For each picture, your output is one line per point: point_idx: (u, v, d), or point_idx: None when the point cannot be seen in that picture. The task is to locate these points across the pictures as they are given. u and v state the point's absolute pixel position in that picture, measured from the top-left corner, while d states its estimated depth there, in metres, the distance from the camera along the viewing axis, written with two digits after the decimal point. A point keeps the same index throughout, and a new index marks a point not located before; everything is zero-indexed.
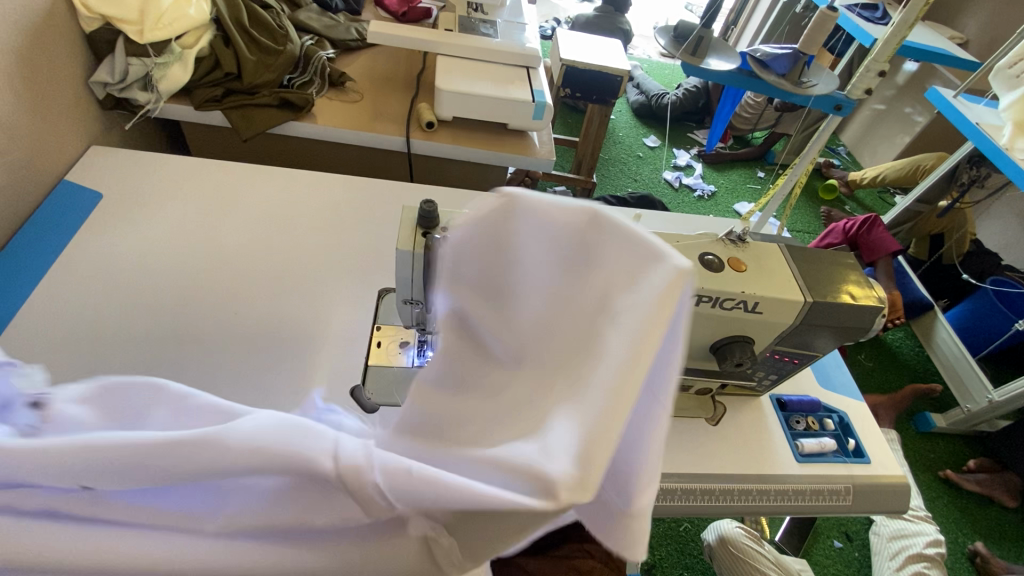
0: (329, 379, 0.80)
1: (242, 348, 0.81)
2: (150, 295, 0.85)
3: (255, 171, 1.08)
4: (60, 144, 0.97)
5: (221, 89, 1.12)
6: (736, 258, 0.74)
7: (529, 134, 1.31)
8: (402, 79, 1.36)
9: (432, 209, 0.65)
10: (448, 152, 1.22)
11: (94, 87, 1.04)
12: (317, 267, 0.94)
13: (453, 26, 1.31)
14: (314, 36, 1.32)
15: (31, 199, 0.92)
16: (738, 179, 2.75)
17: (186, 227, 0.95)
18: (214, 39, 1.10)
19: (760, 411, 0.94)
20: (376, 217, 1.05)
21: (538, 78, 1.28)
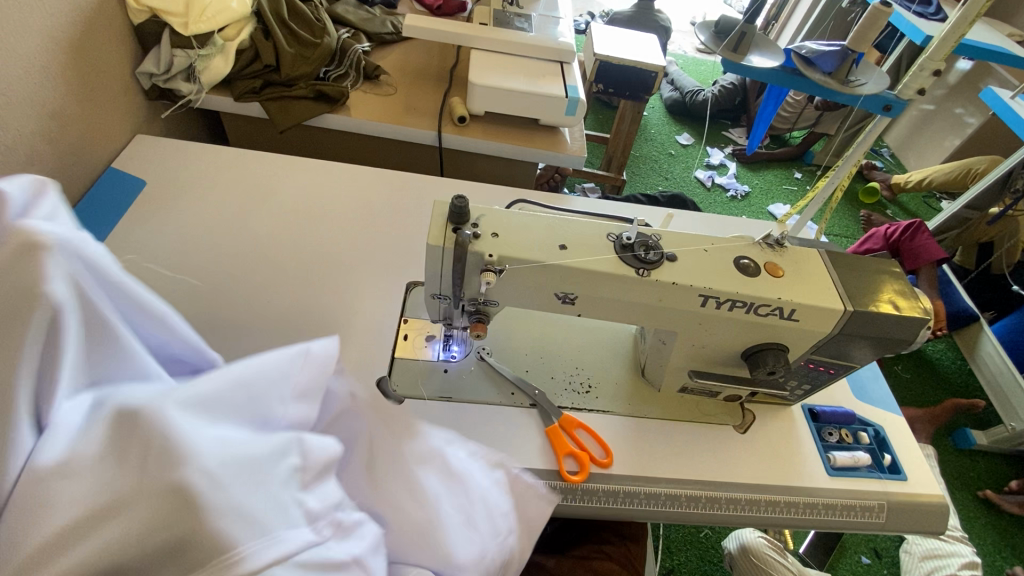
0: (355, 370, 0.82)
1: (273, 336, 0.83)
2: (185, 281, 0.87)
3: (289, 163, 1.10)
4: (106, 133, 1.01)
5: (260, 81, 1.14)
6: (773, 263, 0.72)
7: (561, 130, 1.29)
8: (435, 73, 1.36)
9: (463, 204, 0.64)
10: (478, 147, 1.22)
11: (140, 78, 1.07)
12: (346, 259, 0.96)
13: (488, 20, 1.31)
14: (351, 29, 1.33)
15: (79, 185, 0.96)
16: (774, 180, 2.68)
17: (222, 216, 0.98)
18: (255, 32, 1.12)
19: (791, 420, 0.91)
20: (406, 211, 1.06)
21: (572, 73, 1.26)
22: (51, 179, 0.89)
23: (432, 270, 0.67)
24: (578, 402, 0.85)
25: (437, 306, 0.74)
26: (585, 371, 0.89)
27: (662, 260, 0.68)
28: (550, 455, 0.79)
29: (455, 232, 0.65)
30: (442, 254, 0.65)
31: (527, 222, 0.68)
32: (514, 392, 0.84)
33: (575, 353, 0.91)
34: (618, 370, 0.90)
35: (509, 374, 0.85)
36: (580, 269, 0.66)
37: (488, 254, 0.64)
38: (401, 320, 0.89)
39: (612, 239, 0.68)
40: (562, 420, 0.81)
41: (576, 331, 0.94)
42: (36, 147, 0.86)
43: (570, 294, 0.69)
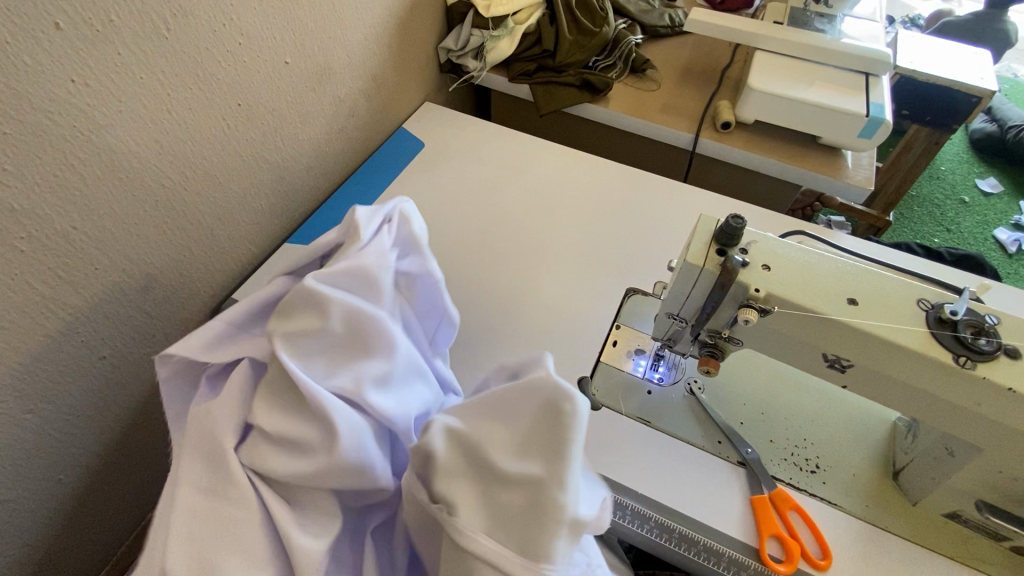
0: (561, 361, 0.82)
1: (496, 307, 0.88)
2: (437, 237, 0.98)
3: (541, 145, 1.14)
4: (406, 97, 1.18)
5: (535, 65, 1.20)
6: None
7: (842, 154, 1.09)
8: (703, 73, 1.26)
9: (740, 224, 0.56)
10: (737, 158, 1.11)
11: (440, 53, 1.22)
12: (574, 250, 0.96)
13: (782, 18, 1.16)
14: (628, 20, 1.30)
15: (378, 138, 1.14)
16: None
17: (476, 185, 1.07)
18: (542, 17, 1.18)
19: None
20: (641, 214, 1.02)
21: (878, 88, 1.04)
22: (360, 131, 1.07)
23: (679, 287, 0.61)
24: (798, 480, 0.72)
25: (666, 325, 0.68)
26: (815, 447, 0.74)
27: (999, 353, 0.51)
28: (752, 531, 0.68)
29: (720, 254, 0.58)
30: (698, 275, 0.59)
31: (811, 262, 0.57)
32: (722, 441, 0.75)
33: (807, 423, 0.76)
34: (859, 460, 0.73)
35: (721, 420, 0.76)
36: (870, 335, 0.53)
37: (754, 289, 0.55)
38: (613, 325, 0.86)
39: (925, 308, 0.54)
40: (775, 494, 0.69)
41: (814, 398, 0.78)
42: (357, 103, 1.04)
43: (844, 360, 0.56)
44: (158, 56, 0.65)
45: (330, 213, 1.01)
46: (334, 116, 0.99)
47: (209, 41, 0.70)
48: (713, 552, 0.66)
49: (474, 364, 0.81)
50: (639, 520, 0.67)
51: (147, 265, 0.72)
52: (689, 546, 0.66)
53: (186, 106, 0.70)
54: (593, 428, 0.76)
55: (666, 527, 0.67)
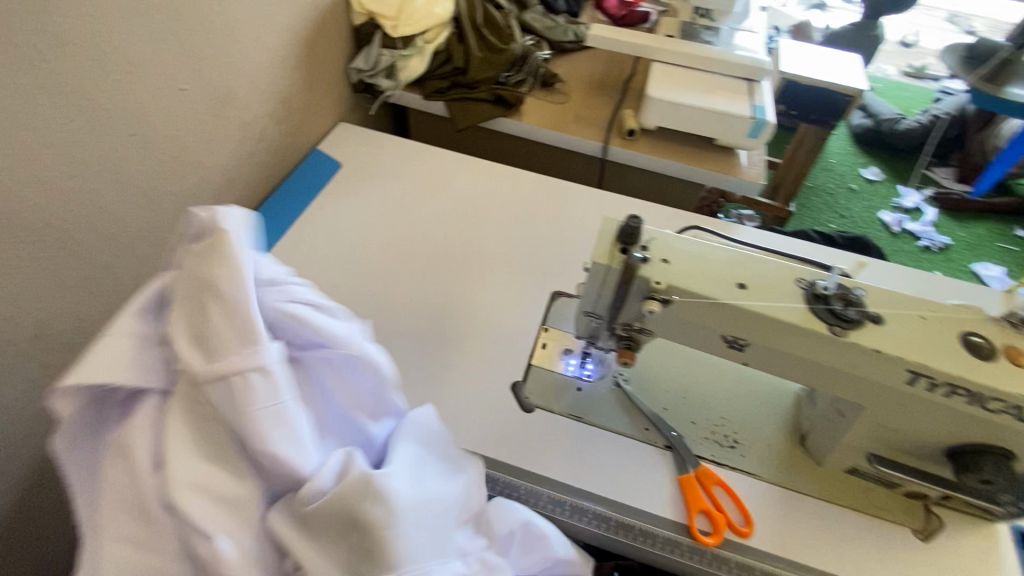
0: (493, 370, 0.83)
1: (425, 322, 0.88)
2: (360, 257, 0.97)
3: (459, 160, 1.16)
4: (318, 119, 1.17)
5: (448, 82, 1.23)
6: (1019, 349, 0.57)
7: (737, 153, 1.19)
8: (608, 84, 1.34)
9: (638, 224, 0.61)
10: (644, 162, 1.18)
11: (351, 73, 1.22)
12: (498, 259, 0.98)
13: (674, 32, 1.26)
14: (535, 37, 1.37)
15: (292, 161, 1.12)
16: (988, 235, 2.19)
17: (397, 202, 1.07)
18: (450, 36, 1.21)
19: (992, 542, 0.73)
20: (560, 219, 1.06)
21: (760, 93, 1.16)
22: (272, 155, 1.05)
23: (591, 286, 0.65)
24: (719, 456, 0.77)
25: (585, 323, 0.72)
26: (731, 424, 0.80)
27: (864, 320, 0.58)
28: (681, 507, 0.72)
29: (624, 252, 0.62)
30: (606, 273, 0.63)
31: (704, 253, 0.62)
32: (649, 428, 0.79)
33: (723, 402, 0.82)
34: (771, 431, 0.80)
35: (646, 408, 0.80)
36: (758, 314, 0.58)
37: (655, 281, 0.60)
38: (541, 327, 0.89)
39: (803, 286, 0.60)
40: (700, 472, 0.74)
41: (728, 378, 0.85)
42: (266, 126, 1.02)
43: (741, 340, 0.62)
44: (32, 89, 0.61)
45: None
46: (243, 141, 0.96)
47: (91, 70, 0.67)
48: (648, 533, 0.70)
49: (405, 380, 0.81)
50: (578, 514, 0.70)
51: (36, 310, 0.67)
52: (626, 531, 0.70)
53: (69, 139, 0.66)
54: (527, 430, 0.78)
55: (604, 517, 0.70)
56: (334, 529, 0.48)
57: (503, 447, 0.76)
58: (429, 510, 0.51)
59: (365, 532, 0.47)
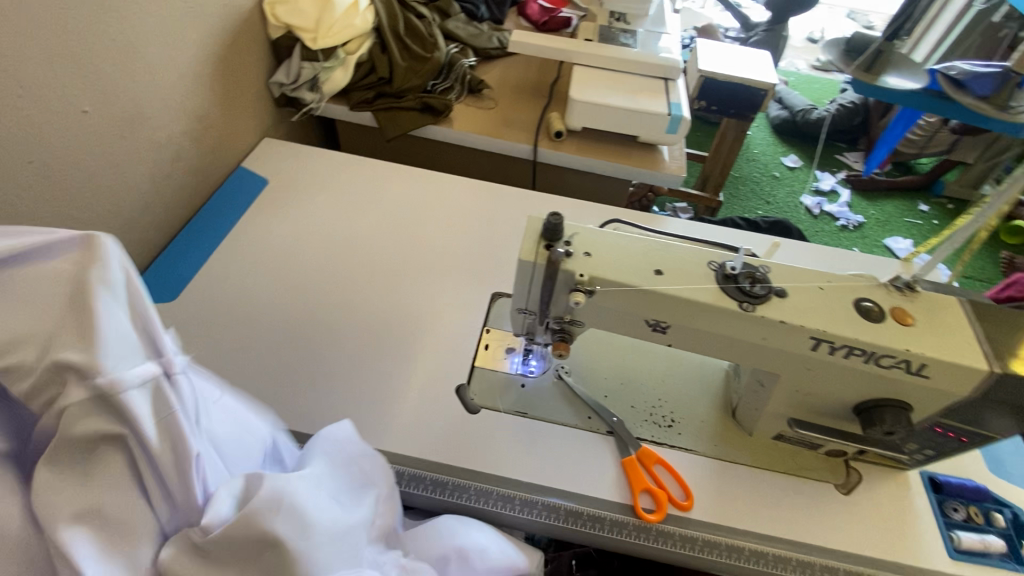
0: (437, 375, 0.84)
1: (365, 333, 0.88)
2: (293, 273, 0.95)
3: (391, 169, 1.16)
4: (241, 135, 1.13)
5: (373, 92, 1.23)
6: (902, 310, 0.63)
7: (659, 148, 1.25)
8: (535, 88, 1.38)
9: (559, 222, 0.63)
10: (574, 162, 1.22)
11: (272, 87, 1.19)
12: (436, 265, 0.99)
13: (592, 36, 1.31)
14: (459, 44, 1.39)
15: (215, 180, 1.08)
16: (894, 211, 2.40)
17: (329, 215, 1.05)
18: (373, 46, 1.22)
19: (905, 488, 0.80)
20: (495, 221, 1.08)
21: (676, 90, 1.22)
22: (192, 174, 1.01)
23: (521, 284, 0.67)
24: (658, 436, 0.81)
25: (521, 320, 0.74)
26: (668, 405, 0.84)
27: (769, 295, 0.63)
28: (625, 488, 0.75)
29: (548, 248, 0.64)
30: (533, 270, 0.65)
31: (623, 243, 0.66)
32: (591, 416, 0.82)
33: (659, 385, 0.86)
34: (705, 407, 0.84)
35: (587, 398, 0.83)
36: (675, 297, 0.62)
37: (579, 274, 0.63)
38: (483, 329, 0.90)
39: (714, 267, 0.64)
40: (641, 453, 0.77)
41: (663, 361, 0.89)
42: (183, 145, 0.98)
43: (663, 322, 0.66)
44: None
45: (167, 265, 0.94)
46: (158, 163, 0.93)
47: None
48: (596, 517, 0.72)
49: (348, 393, 0.80)
50: (528, 507, 0.72)
51: None
52: (575, 518, 0.72)
53: None
54: (473, 430, 0.79)
55: (553, 507, 0.73)
56: (242, 557, 0.48)
57: (449, 450, 0.76)
58: (339, 535, 0.53)
59: (284, 551, 0.48)
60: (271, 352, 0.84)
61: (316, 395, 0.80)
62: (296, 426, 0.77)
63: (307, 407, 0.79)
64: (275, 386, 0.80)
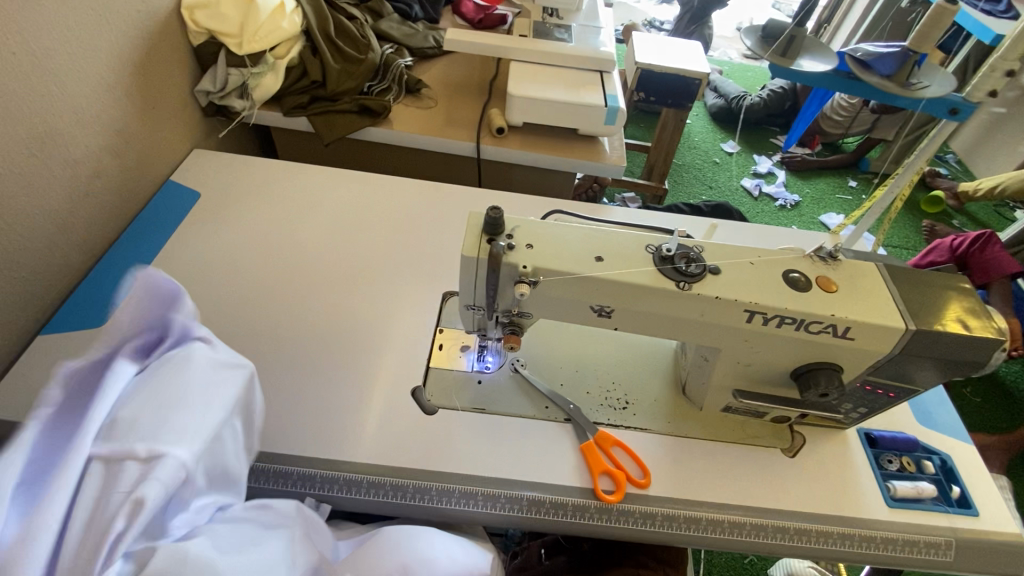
0: (391, 379, 0.83)
1: (314, 343, 0.85)
2: (233, 288, 0.91)
3: (332, 174, 1.14)
4: (167, 147, 1.08)
5: (308, 96, 1.20)
6: (826, 278, 0.67)
7: (600, 140, 1.28)
8: (474, 86, 1.38)
9: (498, 215, 0.64)
10: (517, 157, 1.23)
11: (198, 96, 1.14)
12: (384, 268, 0.98)
13: (527, 32, 1.32)
14: (394, 45, 1.37)
15: (142, 196, 1.03)
16: (826, 188, 2.54)
17: (269, 225, 1.02)
18: (303, 50, 1.18)
19: (845, 445, 0.85)
20: (441, 221, 1.07)
21: (611, 82, 1.25)
22: (115, 192, 0.96)
23: (466, 280, 0.67)
24: (614, 419, 0.83)
25: (471, 317, 0.74)
26: (622, 387, 0.86)
27: (704, 274, 0.65)
28: (585, 472, 0.77)
29: (489, 243, 0.65)
30: (476, 265, 0.65)
31: (563, 233, 0.67)
32: (548, 406, 0.83)
33: (613, 369, 0.88)
34: (657, 387, 0.87)
35: (544, 388, 0.84)
36: (616, 282, 0.64)
37: (522, 266, 0.64)
38: (436, 329, 0.90)
39: (651, 250, 0.67)
40: (598, 436, 0.79)
41: (615, 346, 0.91)
42: (103, 161, 0.92)
43: (607, 307, 0.67)
44: None
45: (94, 290, 0.89)
46: (75, 182, 0.87)
47: None
48: (560, 505, 0.73)
49: (300, 405, 0.78)
50: (490, 501, 0.73)
51: None
52: (537, 507, 0.73)
53: None
54: (431, 432, 0.78)
55: (515, 499, 0.73)
56: None
57: (408, 454, 0.75)
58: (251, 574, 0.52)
59: None
60: None
61: (266, 411, 0.77)
62: None
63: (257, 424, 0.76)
64: None
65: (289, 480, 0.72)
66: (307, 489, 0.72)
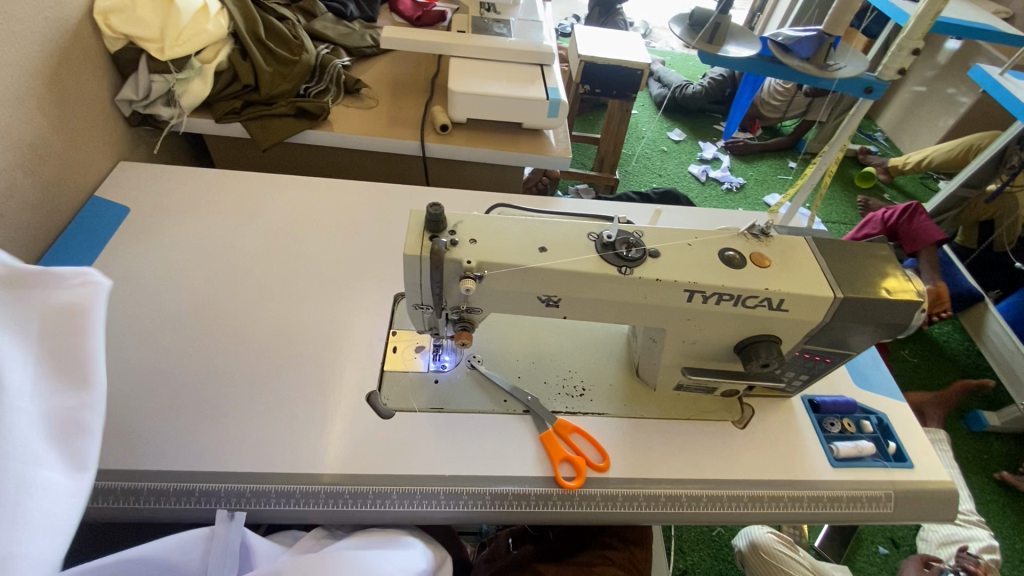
0: (344, 386, 0.81)
1: (261, 355, 0.83)
2: (171, 303, 0.87)
3: (273, 180, 1.10)
4: (89, 161, 1.02)
5: (240, 101, 1.16)
6: (759, 254, 0.70)
7: (546, 133, 1.29)
8: (416, 84, 1.36)
9: (439, 212, 0.64)
10: (464, 154, 1.22)
11: (121, 105, 1.08)
12: (332, 273, 0.96)
13: (466, 28, 1.31)
14: (330, 44, 1.34)
15: (65, 213, 0.97)
16: (768, 170, 2.65)
17: (207, 236, 0.98)
18: (232, 52, 1.14)
19: (791, 413, 0.89)
20: (390, 222, 1.06)
21: (552, 74, 1.26)
22: (34, 211, 0.90)
23: (411, 280, 0.67)
24: (572, 406, 0.84)
25: (421, 317, 0.73)
26: (578, 374, 0.87)
27: (644, 257, 0.67)
28: (546, 462, 0.77)
29: (432, 240, 0.64)
30: (419, 263, 0.64)
31: (505, 225, 0.68)
32: (507, 399, 0.83)
33: (569, 357, 0.89)
34: (612, 371, 0.89)
35: (502, 383, 0.84)
36: (560, 271, 0.65)
37: (466, 261, 0.64)
38: (389, 332, 0.89)
39: (593, 238, 0.68)
40: (557, 424, 0.80)
41: (569, 335, 0.93)
42: (16, 178, 0.86)
43: (555, 296, 0.69)
44: None
45: None
46: None
47: None
48: (522, 495, 0.74)
49: (250, 420, 0.76)
50: (453, 499, 0.73)
51: None
52: (501, 501, 0.73)
53: None
54: (390, 436, 0.77)
55: (479, 494, 0.73)
56: None
57: (366, 459, 0.74)
58: None
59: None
60: (155, 393, 0.77)
61: (213, 429, 0.74)
62: (194, 467, 0.71)
63: (204, 444, 0.73)
64: (166, 428, 0.74)
65: (242, 498, 0.69)
66: (262, 505, 0.69)
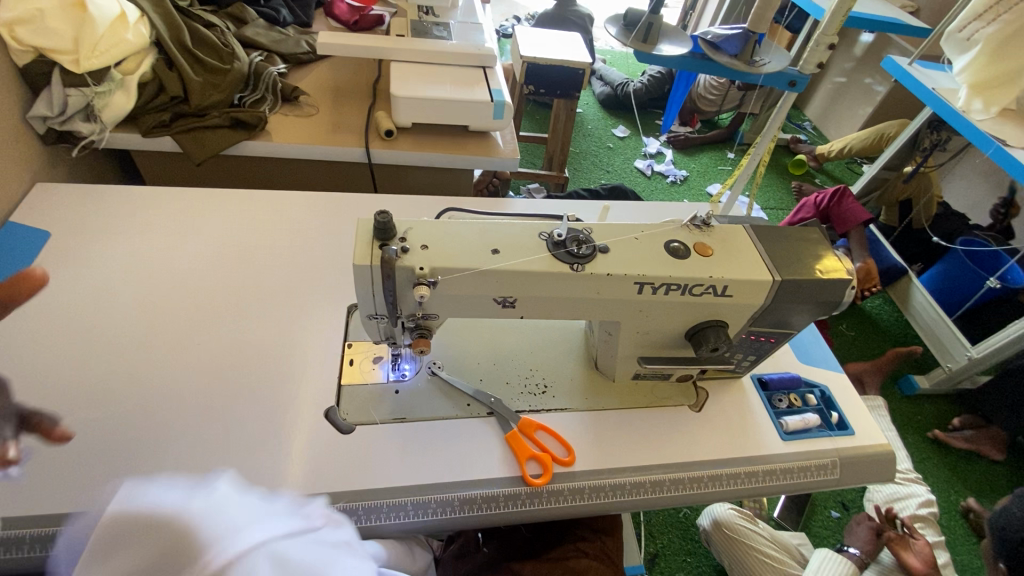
0: (299, 404, 0.79)
1: (209, 379, 0.79)
2: (106, 333, 0.82)
3: (211, 196, 1.05)
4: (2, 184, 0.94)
5: (169, 114, 1.11)
6: (702, 243, 0.73)
7: (492, 134, 1.30)
8: (357, 89, 1.33)
9: (387, 220, 0.63)
10: (411, 159, 1.21)
11: (33, 122, 1.00)
12: (282, 288, 0.92)
13: (405, 31, 1.29)
14: (263, 51, 1.29)
15: None
16: (709, 162, 2.76)
17: (141, 257, 0.93)
18: (157, 62, 1.09)
19: (742, 392, 0.93)
20: (339, 232, 1.03)
21: (495, 76, 1.26)
22: None
23: (364, 291, 0.66)
24: (534, 404, 0.85)
25: (377, 327, 0.73)
26: (539, 372, 0.88)
27: (594, 253, 0.69)
28: (512, 461, 0.78)
29: (381, 248, 0.63)
30: (371, 272, 0.63)
31: (457, 230, 0.68)
32: (471, 403, 0.83)
33: (529, 356, 0.90)
34: (571, 366, 0.90)
35: (464, 386, 0.84)
36: (513, 272, 0.66)
37: (419, 267, 0.64)
38: (345, 345, 0.87)
39: (544, 237, 0.69)
40: (521, 424, 0.81)
41: (528, 333, 0.93)
42: None
43: (510, 297, 0.69)
44: None
45: None
46: None
47: None
48: (491, 498, 0.74)
49: (201, 446, 0.72)
50: (420, 508, 0.72)
51: None
52: (470, 505, 0.73)
53: None
54: (351, 452, 0.75)
55: (447, 501, 0.73)
56: None
57: (330, 477, 0.72)
58: None
59: None
60: (93, 427, 0.72)
61: (161, 460, 0.70)
62: None
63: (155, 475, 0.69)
64: (106, 463, 0.69)
65: None
66: None
